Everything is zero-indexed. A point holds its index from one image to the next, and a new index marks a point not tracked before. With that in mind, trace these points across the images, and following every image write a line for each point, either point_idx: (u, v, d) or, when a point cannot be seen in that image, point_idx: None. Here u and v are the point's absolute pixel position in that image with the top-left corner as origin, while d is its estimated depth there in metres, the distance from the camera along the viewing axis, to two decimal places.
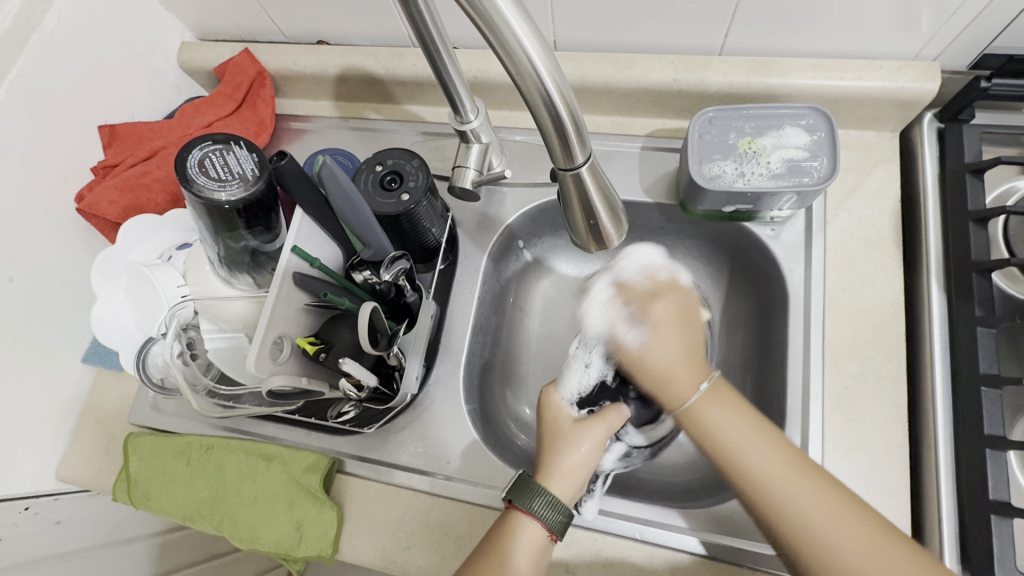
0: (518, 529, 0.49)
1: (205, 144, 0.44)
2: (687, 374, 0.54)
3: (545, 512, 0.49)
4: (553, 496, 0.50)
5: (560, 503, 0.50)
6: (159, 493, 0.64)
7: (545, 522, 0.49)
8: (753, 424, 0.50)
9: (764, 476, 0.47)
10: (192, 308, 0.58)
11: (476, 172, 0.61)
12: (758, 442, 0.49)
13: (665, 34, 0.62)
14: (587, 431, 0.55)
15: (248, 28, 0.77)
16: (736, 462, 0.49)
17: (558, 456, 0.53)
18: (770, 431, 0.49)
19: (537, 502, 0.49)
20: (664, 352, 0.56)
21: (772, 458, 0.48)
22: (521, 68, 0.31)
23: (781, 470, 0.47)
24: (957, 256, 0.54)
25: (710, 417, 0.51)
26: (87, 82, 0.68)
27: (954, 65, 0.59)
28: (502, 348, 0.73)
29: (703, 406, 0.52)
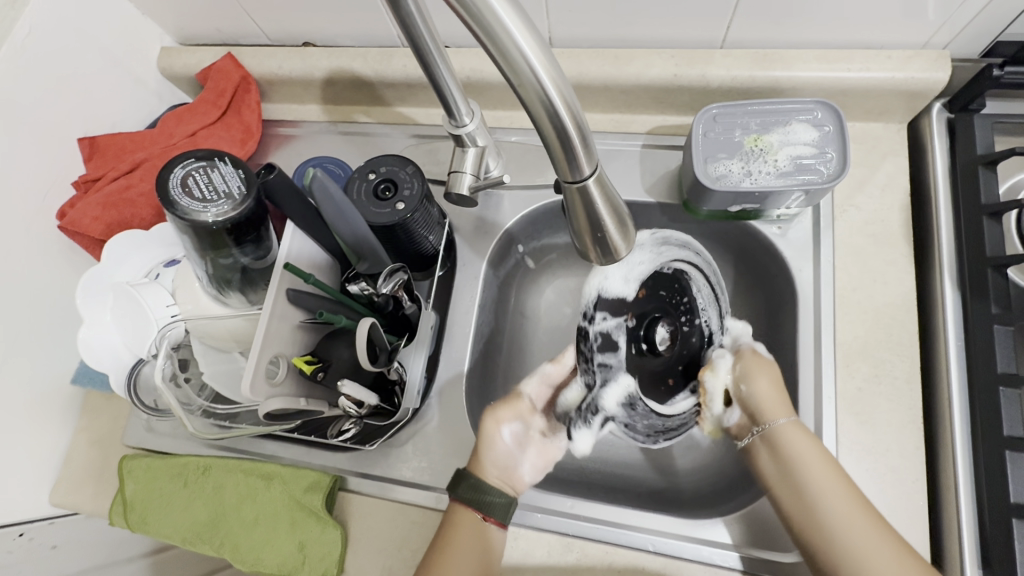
0: (456, 517, 0.53)
1: (187, 161, 0.42)
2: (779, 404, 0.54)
3: (466, 495, 0.53)
4: (474, 477, 0.53)
5: (477, 484, 0.53)
6: (156, 516, 0.62)
7: (475, 504, 0.52)
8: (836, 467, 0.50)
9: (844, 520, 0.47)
10: (183, 327, 0.56)
11: (473, 177, 0.59)
12: (840, 482, 0.49)
13: (664, 29, 0.60)
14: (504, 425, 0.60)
15: (231, 31, 0.74)
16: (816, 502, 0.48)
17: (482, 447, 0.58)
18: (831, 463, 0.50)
19: (462, 487, 0.53)
20: (765, 383, 0.56)
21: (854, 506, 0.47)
22: (523, 78, 0.29)
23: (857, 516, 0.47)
24: (971, 251, 0.53)
25: (796, 449, 0.51)
26: (64, 93, 0.65)
27: (964, 53, 0.57)
28: (505, 351, 0.71)
29: (785, 436, 0.52)
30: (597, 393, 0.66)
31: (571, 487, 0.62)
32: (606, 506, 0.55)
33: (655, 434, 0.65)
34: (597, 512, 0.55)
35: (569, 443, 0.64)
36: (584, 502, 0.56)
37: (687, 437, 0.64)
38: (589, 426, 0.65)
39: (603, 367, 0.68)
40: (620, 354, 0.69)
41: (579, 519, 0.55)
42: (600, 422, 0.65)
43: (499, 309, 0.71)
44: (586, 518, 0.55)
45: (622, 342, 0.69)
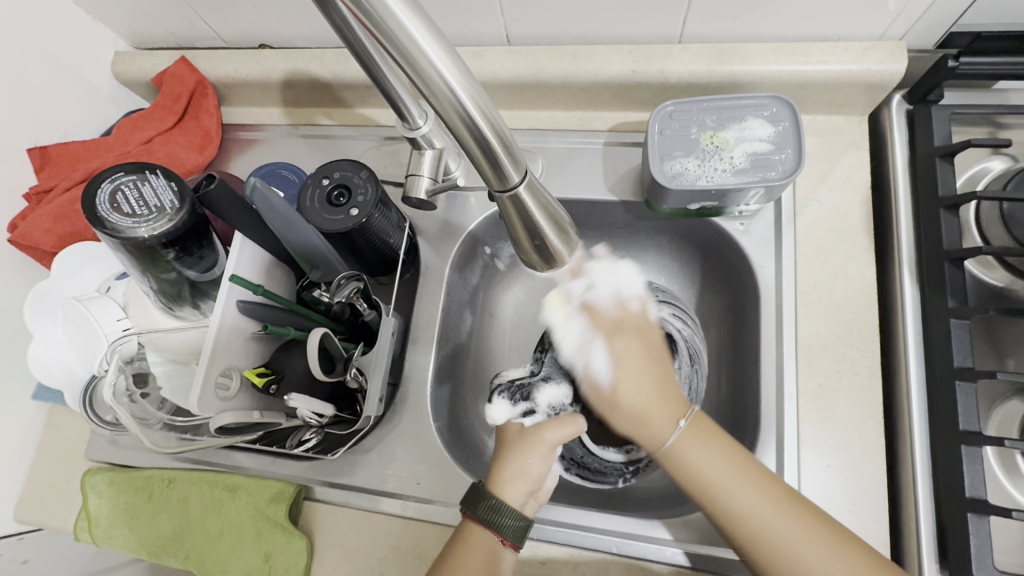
0: (470, 537, 0.49)
1: (116, 175, 0.41)
2: (658, 410, 0.51)
3: (487, 516, 0.49)
4: (495, 498, 0.49)
5: (501, 506, 0.49)
6: (121, 531, 0.61)
7: (494, 527, 0.48)
8: (731, 457, 0.47)
9: (753, 514, 0.45)
10: (136, 342, 0.55)
11: (430, 180, 0.58)
12: (743, 476, 0.46)
13: (620, 25, 0.59)
14: (530, 444, 0.52)
15: (184, 34, 0.72)
16: (723, 506, 0.46)
17: (504, 465, 0.52)
18: (745, 463, 0.47)
19: (481, 507, 0.49)
20: (636, 381, 0.52)
21: (758, 495, 0.45)
22: (435, 89, 0.27)
23: (767, 510, 0.45)
24: (929, 245, 0.53)
25: (696, 457, 0.48)
26: (11, 102, 0.63)
27: (921, 43, 0.56)
28: (472, 355, 0.70)
29: (684, 448, 0.48)
30: (541, 383, 0.61)
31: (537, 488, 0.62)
32: (571, 509, 0.55)
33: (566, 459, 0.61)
34: (562, 515, 0.55)
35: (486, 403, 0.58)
36: (549, 505, 0.55)
37: (597, 485, 0.61)
38: (516, 404, 0.58)
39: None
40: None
41: (542, 523, 0.55)
42: (525, 408, 0.58)
43: (466, 312, 0.70)
44: (552, 522, 0.54)
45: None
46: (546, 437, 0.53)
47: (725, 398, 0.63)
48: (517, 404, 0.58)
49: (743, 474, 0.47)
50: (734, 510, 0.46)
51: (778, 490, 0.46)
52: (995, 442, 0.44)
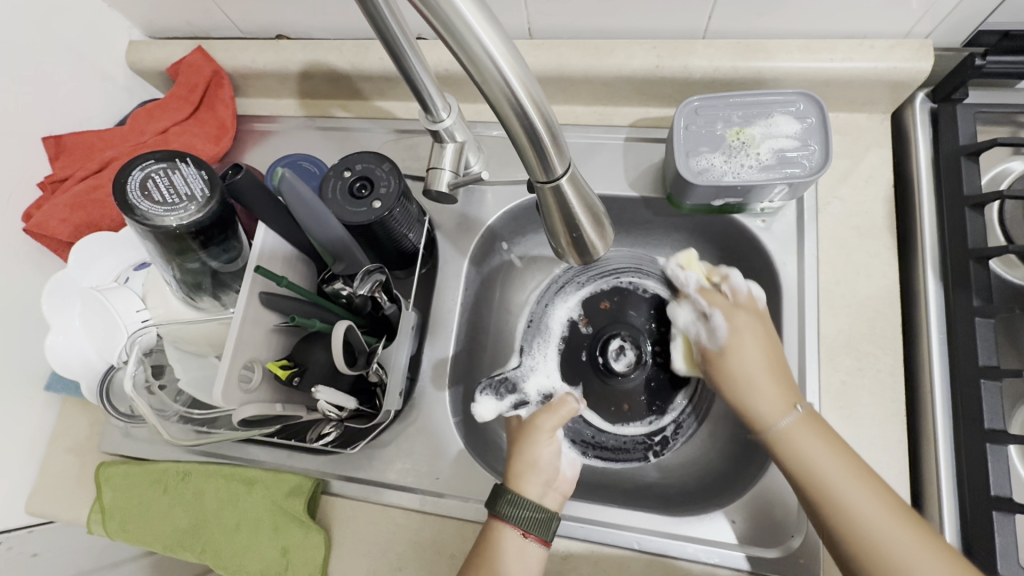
0: (493, 534, 0.49)
1: (147, 163, 0.41)
2: (775, 392, 0.50)
3: (508, 511, 0.49)
4: (509, 490, 0.50)
5: (518, 497, 0.49)
6: (135, 525, 0.61)
7: (512, 518, 0.49)
8: (845, 453, 0.46)
9: (867, 518, 0.43)
10: (154, 333, 0.55)
11: (452, 173, 0.57)
12: (857, 480, 0.45)
13: (644, 19, 0.59)
14: (534, 434, 0.54)
15: (201, 24, 0.72)
16: (837, 500, 0.44)
17: (514, 460, 0.53)
18: (862, 467, 0.46)
19: (497, 499, 0.50)
20: (751, 360, 0.52)
21: (874, 500, 0.44)
22: (487, 76, 0.28)
23: (885, 517, 0.43)
24: (953, 244, 0.53)
25: (808, 448, 0.47)
26: (27, 90, 0.62)
27: (947, 42, 0.56)
28: (488, 350, 0.70)
29: (797, 433, 0.48)
30: (523, 374, 0.68)
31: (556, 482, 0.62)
32: (593, 504, 0.55)
33: (587, 446, 0.65)
34: (582, 511, 0.55)
35: (472, 404, 0.61)
36: (570, 500, 0.55)
37: (625, 465, 0.64)
38: (504, 397, 0.64)
39: (541, 356, 0.70)
40: (557, 354, 0.70)
41: (563, 519, 0.54)
42: (514, 400, 0.65)
43: (483, 308, 0.70)
44: (572, 518, 0.54)
45: (560, 347, 0.70)
46: (542, 423, 0.55)
47: None
48: (505, 398, 0.64)
49: (854, 472, 0.45)
50: (848, 509, 0.44)
51: (894, 501, 0.44)
52: (1022, 440, 0.44)
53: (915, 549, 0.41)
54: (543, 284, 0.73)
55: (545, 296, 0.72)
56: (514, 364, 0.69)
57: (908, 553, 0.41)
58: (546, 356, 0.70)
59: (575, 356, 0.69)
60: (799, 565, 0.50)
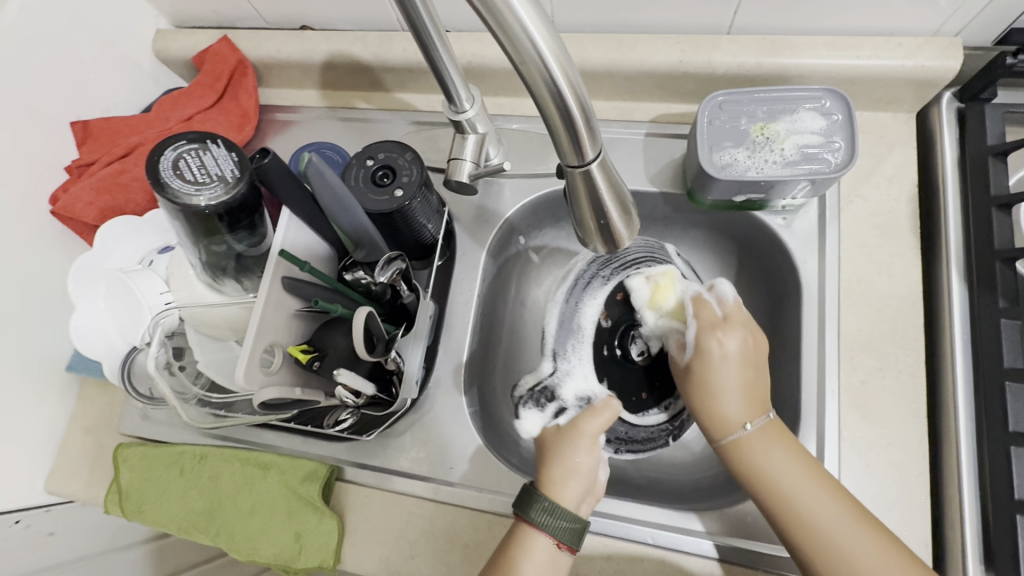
0: (525, 539, 0.49)
1: (179, 144, 0.42)
2: (743, 399, 0.51)
3: (542, 518, 0.48)
4: (549, 501, 0.49)
5: (555, 507, 0.48)
6: (151, 506, 0.61)
7: (548, 530, 0.48)
8: (804, 459, 0.48)
9: (818, 518, 0.45)
10: (178, 315, 0.56)
11: (473, 164, 0.57)
12: (809, 477, 0.47)
13: (669, 13, 0.59)
14: (579, 441, 0.53)
15: (227, 14, 0.73)
16: (792, 503, 0.46)
17: (551, 466, 0.52)
18: (819, 470, 0.47)
19: (534, 509, 0.49)
20: (726, 375, 0.53)
21: (831, 504, 0.45)
22: (525, 57, 0.28)
23: (836, 517, 0.45)
24: (978, 244, 0.52)
25: (765, 457, 0.48)
26: (58, 75, 0.64)
27: (976, 41, 0.56)
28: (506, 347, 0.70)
29: (756, 443, 0.49)
30: (559, 380, 0.66)
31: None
32: (606, 498, 0.55)
33: (616, 442, 0.64)
34: (597, 504, 0.55)
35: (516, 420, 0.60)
36: None
37: (650, 453, 0.64)
38: (544, 407, 0.63)
39: (576, 359, 0.68)
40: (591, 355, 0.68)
41: None
42: (556, 409, 0.63)
43: (498, 300, 0.70)
44: (588, 511, 0.54)
45: (592, 345, 0.69)
46: (588, 428, 0.54)
47: None
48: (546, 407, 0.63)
49: (815, 475, 0.47)
50: (801, 513, 0.46)
51: (850, 501, 0.46)
52: None
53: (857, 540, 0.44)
54: (568, 282, 0.72)
55: (572, 294, 0.71)
56: (548, 369, 0.67)
57: (850, 543, 0.44)
58: (580, 356, 0.68)
59: (599, 354, 0.68)
60: None
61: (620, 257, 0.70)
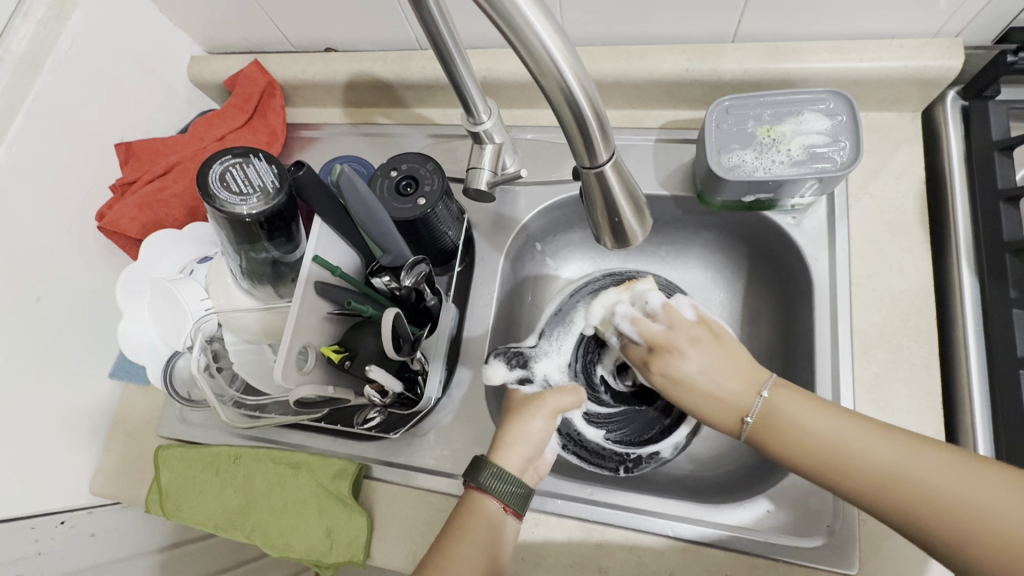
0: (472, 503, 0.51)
1: (225, 158, 0.46)
2: (733, 377, 0.49)
3: (489, 483, 0.51)
4: (497, 468, 0.51)
5: (504, 474, 0.51)
6: (190, 504, 0.64)
7: (497, 493, 0.50)
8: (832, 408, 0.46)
9: (890, 462, 0.42)
10: (217, 320, 0.60)
11: (490, 172, 0.60)
12: (841, 424, 0.44)
13: (676, 25, 0.61)
14: (532, 411, 0.55)
15: (257, 39, 0.77)
16: (852, 461, 0.43)
17: (504, 434, 0.54)
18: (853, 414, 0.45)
19: (483, 475, 0.51)
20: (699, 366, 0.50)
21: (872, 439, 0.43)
22: (544, 68, 0.31)
23: (900, 454, 0.42)
24: (988, 237, 0.53)
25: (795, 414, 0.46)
26: (103, 102, 0.69)
27: (978, 40, 0.57)
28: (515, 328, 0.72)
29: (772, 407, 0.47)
30: (537, 355, 0.68)
31: (563, 469, 0.63)
32: (626, 492, 0.56)
33: (568, 441, 0.63)
34: (618, 499, 0.56)
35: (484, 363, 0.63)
36: (603, 488, 0.57)
37: (592, 467, 0.62)
38: (512, 368, 0.65)
39: (559, 348, 0.69)
40: (573, 352, 0.68)
41: (598, 505, 0.56)
42: (521, 375, 0.65)
43: (518, 304, 0.73)
44: (608, 505, 0.56)
45: (577, 342, 0.69)
46: (551, 402, 0.56)
47: None
48: (513, 369, 0.65)
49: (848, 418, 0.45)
50: (868, 465, 0.42)
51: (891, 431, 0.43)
52: None
53: (940, 473, 0.41)
54: (579, 284, 0.72)
55: (578, 295, 0.71)
56: (531, 343, 0.69)
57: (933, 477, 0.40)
58: (564, 342, 0.69)
59: (585, 363, 0.68)
60: (835, 555, 0.51)
61: (633, 279, 0.71)
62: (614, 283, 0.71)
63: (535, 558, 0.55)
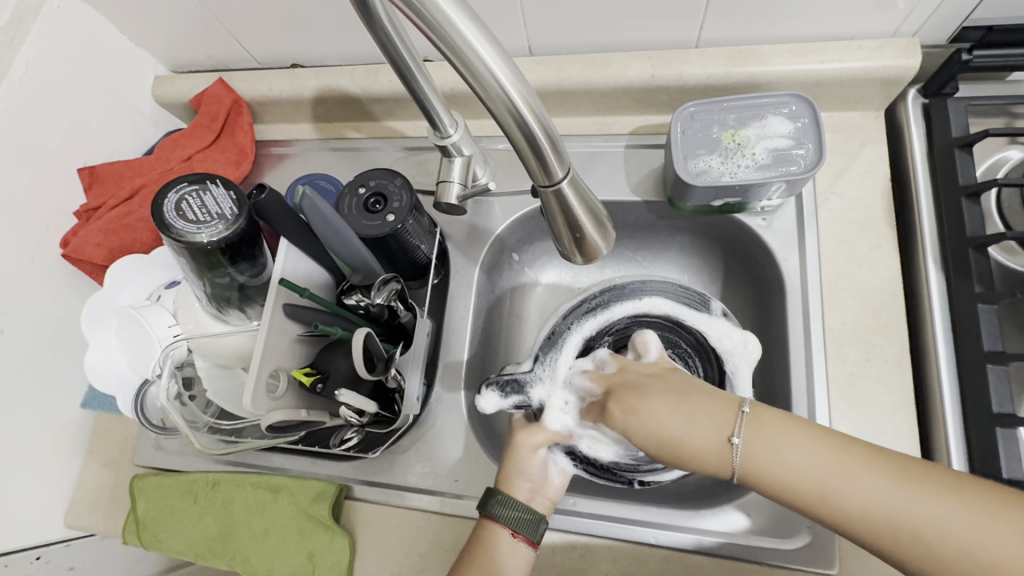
0: (484, 532, 0.50)
1: (180, 186, 0.45)
2: (702, 425, 0.41)
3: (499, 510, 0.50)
4: (503, 494, 0.51)
5: (511, 499, 0.50)
6: (168, 533, 0.63)
7: (504, 520, 0.50)
8: (807, 436, 0.38)
9: (869, 505, 0.34)
10: (186, 346, 0.58)
11: (461, 186, 0.59)
12: (804, 458, 0.37)
13: (640, 32, 0.61)
14: (524, 439, 0.54)
15: (221, 57, 0.77)
16: (836, 507, 0.35)
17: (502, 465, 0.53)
18: (837, 443, 0.37)
19: (490, 503, 0.50)
20: (656, 415, 0.43)
21: (860, 475, 0.35)
22: (492, 92, 0.32)
23: (886, 488, 0.34)
24: (952, 232, 0.54)
25: (772, 454, 0.38)
26: (64, 126, 0.67)
27: (934, 39, 0.58)
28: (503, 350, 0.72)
29: (754, 449, 0.38)
30: (531, 379, 0.59)
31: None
32: (608, 502, 0.56)
33: (574, 457, 0.56)
34: (600, 508, 0.56)
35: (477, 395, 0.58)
36: (585, 498, 0.57)
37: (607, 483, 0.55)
38: (507, 397, 0.58)
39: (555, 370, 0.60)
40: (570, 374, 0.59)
41: (581, 517, 0.56)
42: (518, 402, 0.58)
43: (495, 316, 0.72)
44: (591, 516, 0.56)
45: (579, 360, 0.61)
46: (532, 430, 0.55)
47: (755, 387, 0.63)
48: (507, 397, 0.58)
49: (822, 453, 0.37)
50: (849, 508, 0.35)
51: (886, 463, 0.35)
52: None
53: (944, 511, 0.32)
54: (574, 301, 0.65)
55: (573, 313, 0.64)
56: (525, 367, 0.60)
57: (932, 521, 0.32)
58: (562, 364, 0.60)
59: None
60: (816, 555, 0.51)
61: (641, 286, 0.64)
62: (612, 296, 0.64)
63: None
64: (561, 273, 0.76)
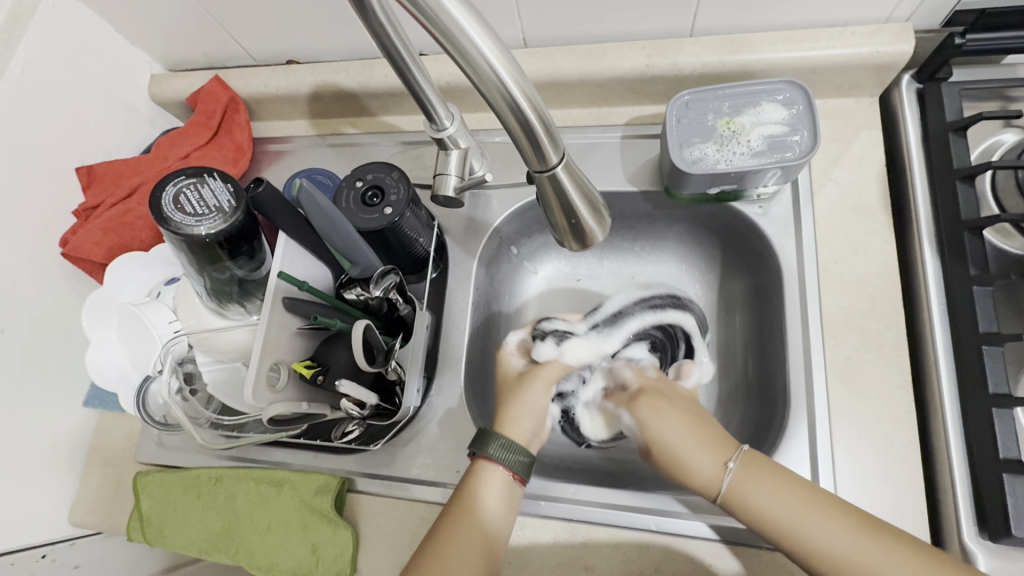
0: (481, 471, 0.53)
1: (178, 180, 0.46)
2: (707, 454, 0.51)
3: (500, 453, 0.53)
4: (506, 438, 0.53)
5: (512, 444, 0.53)
6: (172, 530, 0.63)
7: (503, 463, 0.53)
8: (793, 483, 0.47)
9: (828, 541, 0.44)
10: (186, 342, 0.58)
11: (458, 178, 0.59)
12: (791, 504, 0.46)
13: (634, 22, 0.62)
14: (533, 385, 0.61)
15: (217, 55, 0.77)
16: (800, 539, 0.45)
17: (507, 407, 0.59)
18: (816, 493, 0.47)
19: (492, 446, 0.53)
20: (669, 436, 0.54)
21: (827, 519, 0.45)
22: (486, 78, 0.32)
23: (850, 540, 0.44)
24: (947, 216, 0.54)
25: (758, 490, 0.48)
26: (61, 125, 0.67)
27: (927, 24, 0.58)
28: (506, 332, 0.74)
29: (744, 482, 0.48)
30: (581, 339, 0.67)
31: (546, 469, 0.63)
32: (607, 489, 0.56)
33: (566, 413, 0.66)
34: (602, 496, 0.56)
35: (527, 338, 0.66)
36: (587, 487, 0.57)
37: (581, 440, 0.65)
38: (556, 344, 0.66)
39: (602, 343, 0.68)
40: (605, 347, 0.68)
41: (584, 505, 0.56)
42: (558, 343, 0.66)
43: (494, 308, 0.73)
44: (592, 503, 0.56)
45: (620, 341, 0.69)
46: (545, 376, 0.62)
47: (753, 374, 0.64)
48: (552, 343, 0.66)
49: (804, 499, 0.46)
50: (811, 539, 0.45)
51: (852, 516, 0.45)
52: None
53: (882, 556, 0.43)
54: (646, 293, 0.72)
55: (637, 306, 0.71)
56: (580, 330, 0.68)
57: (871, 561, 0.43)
58: (608, 343, 0.68)
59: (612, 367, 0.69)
60: None
61: (685, 300, 0.71)
62: (670, 304, 0.71)
63: (520, 561, 0.55)
64: (560, 265, 0.77)
